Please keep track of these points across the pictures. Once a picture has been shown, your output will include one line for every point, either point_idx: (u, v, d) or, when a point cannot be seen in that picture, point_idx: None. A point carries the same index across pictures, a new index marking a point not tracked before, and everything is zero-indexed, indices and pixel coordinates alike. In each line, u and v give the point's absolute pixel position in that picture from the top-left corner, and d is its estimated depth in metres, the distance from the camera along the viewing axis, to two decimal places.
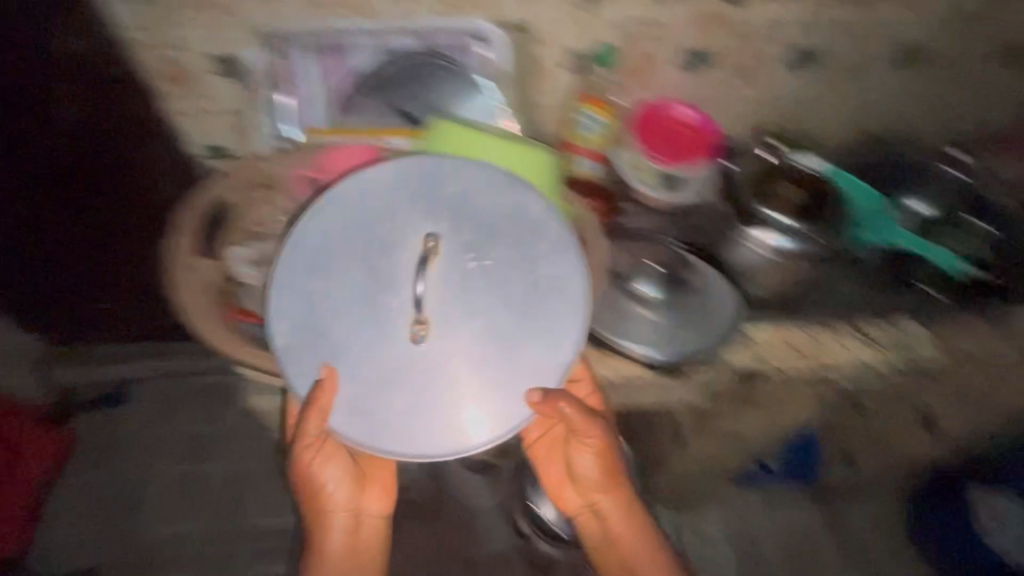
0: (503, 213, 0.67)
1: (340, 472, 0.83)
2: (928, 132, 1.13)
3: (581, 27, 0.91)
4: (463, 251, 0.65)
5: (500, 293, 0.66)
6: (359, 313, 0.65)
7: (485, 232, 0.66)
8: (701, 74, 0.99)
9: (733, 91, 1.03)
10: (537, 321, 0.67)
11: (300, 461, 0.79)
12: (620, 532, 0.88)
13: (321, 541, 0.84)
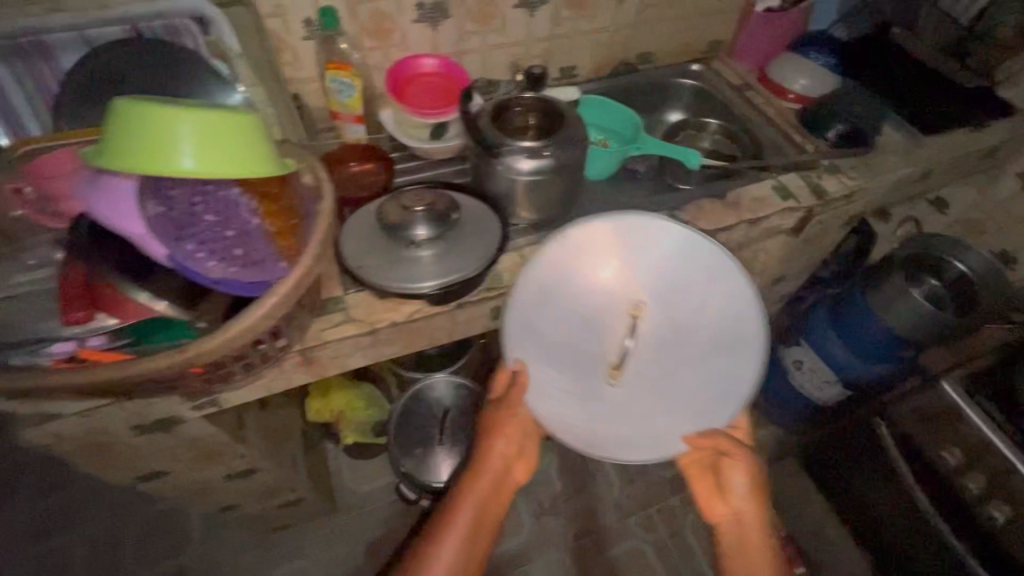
0: (685, 261, 0.78)
1: (505, 458, 0.89)
2: (658, 45, 1.31)
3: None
4: (668, 279, 0.80)
5: (701, 347, 0.79)
6: (581, 334, 0.82)
7: (712, 289, 0.78)
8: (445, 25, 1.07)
9: (481, 37, 1.12)
10: (693, 373, 0.79)
11: (482, 448, 0.90)
12: (755, 545, 0.78)
13: (467, 519, 0.84)
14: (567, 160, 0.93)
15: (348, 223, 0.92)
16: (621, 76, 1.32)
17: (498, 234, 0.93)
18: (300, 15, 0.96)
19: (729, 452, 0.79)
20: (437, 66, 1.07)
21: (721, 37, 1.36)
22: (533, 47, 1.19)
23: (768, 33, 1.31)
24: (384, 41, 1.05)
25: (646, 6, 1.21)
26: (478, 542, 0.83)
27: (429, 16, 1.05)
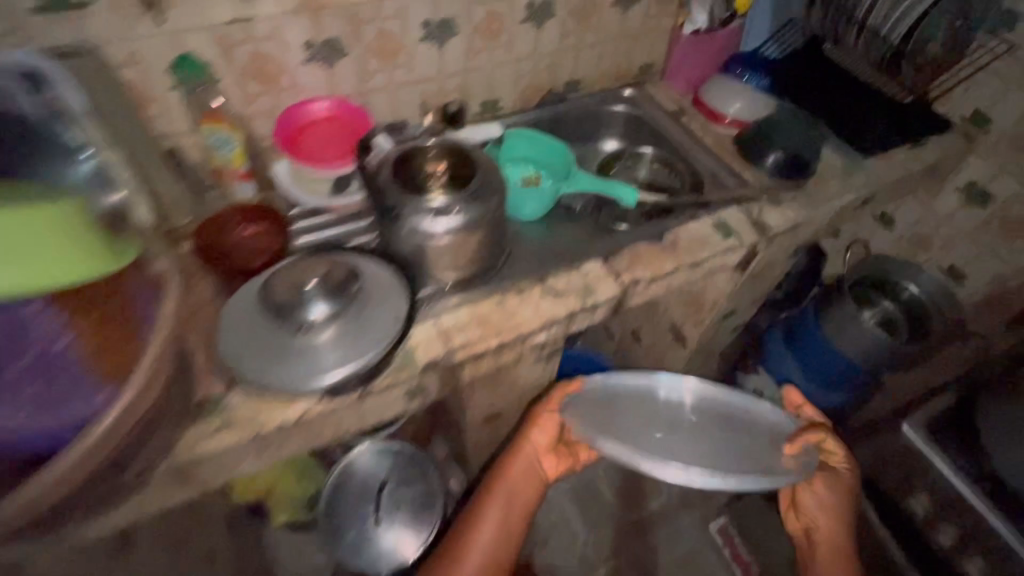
0: (721, 426, 0.89)
1: (520, 470, 0.95)
2: (587, 73, 1.23)
3: (171, 44, 0.82)
4: (694, 431, 0.87)
5: (731, 455, 0.84)
6: (598, 418, 0.88)
7: (728, 436, 0.87)
8: (340, 66, 0.96)
9: (384, 78, 1.02)
10: (750, 474, 0.79)
11: (504, 465, 0.96)
12: (831, 545, 0.90)
13: (499, 511, 0.92)
14: (481, 215, 0.82)
15: (230, 307, 0.79)
16: (549, 107, 1.23)
17: (405, 302, 0.82)
18: (163, 62, 0.83)
19: (813, 481, 0.93)
20: (336, 111, 0.97)
21: (652, 61, 1.29)
22: (448, 83, 1.08)
23: (699, 55, 1.23)
24: (271, 87, 0.93)
25: (569, 33, 1.13)
26: (511, 533, 0.92)
27: (321, 56, 0.93)
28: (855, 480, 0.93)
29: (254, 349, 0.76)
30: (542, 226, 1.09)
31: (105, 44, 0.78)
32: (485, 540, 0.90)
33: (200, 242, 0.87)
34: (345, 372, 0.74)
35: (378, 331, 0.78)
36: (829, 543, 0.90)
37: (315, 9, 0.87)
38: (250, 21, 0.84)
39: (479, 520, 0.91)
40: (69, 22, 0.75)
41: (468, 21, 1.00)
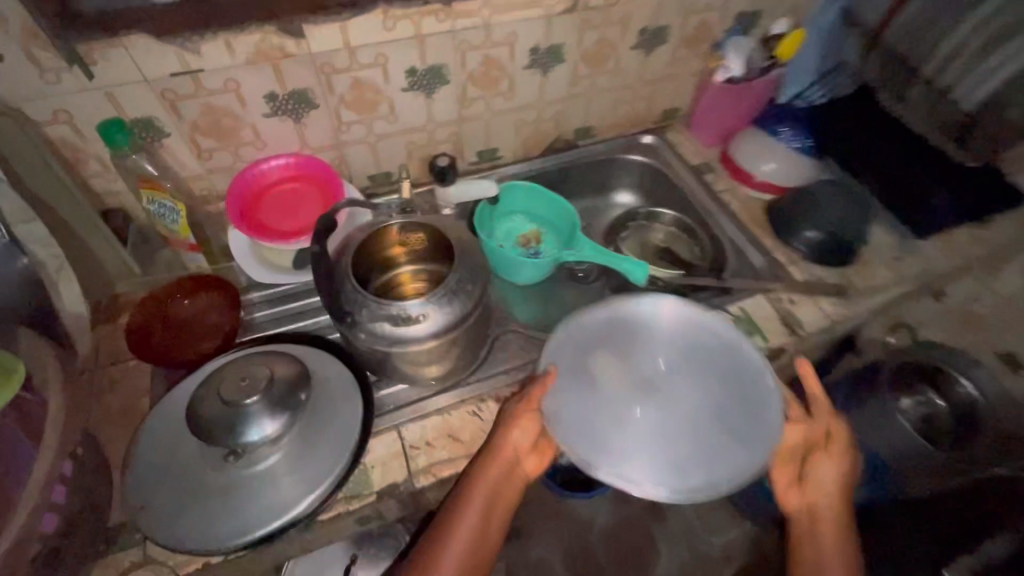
0: (706, 364, 0.73)
1: (508, 470, 0.68)
2: (600, 118, 1.08)
3: (106, 103, 0.70)
4: (684, 363, 0.74)
5: (707, 400, 0.70)
6: (585, 399, 0.69)
7: (709, 367, 0.73)
8: (311, 120, 0.84)
9: (364, 130, 0.89)
10: (734, 451, 0.65)
11: (480, 462, 0.68)
12: (826, 518, 0.69)
13: (480, 512, 0.67)
14: (452, 327, 0.71)
15: (155, 420, 0.68)
16: (555, 158, 1.09)
17: (361, 421, 0.71)
18: (98, 119, 0.71)
19: (828, 443, 0.70)
20: (317, 177, 0.84)
21: (677, 104, 1.13)
22: (438, 132, 0.95)
23: (732, 104, 1.06)
24: (230, 143, 0.81)
25: (580, 77, 0.98)
26: (487, 539, 0.68)
27: (286, 109, 0.80)
28: (858, 464, 0.70)
29: (172, 472, 0.64)
30: (534, 297, 0.98)
31: (27, 106, 0.67)
32: (460, 560, 0.66)
33: (137, 320, 0.77)
34: (275, 516, 0.64)
35: (324, 464, 0.67)
36: (811, 537, 0.69)
37: (277, 58, 0.74)
38: (199, 74, 0.72)
39: (455, 528, 0.66)
40: None
41: (460, 68, 0.86)
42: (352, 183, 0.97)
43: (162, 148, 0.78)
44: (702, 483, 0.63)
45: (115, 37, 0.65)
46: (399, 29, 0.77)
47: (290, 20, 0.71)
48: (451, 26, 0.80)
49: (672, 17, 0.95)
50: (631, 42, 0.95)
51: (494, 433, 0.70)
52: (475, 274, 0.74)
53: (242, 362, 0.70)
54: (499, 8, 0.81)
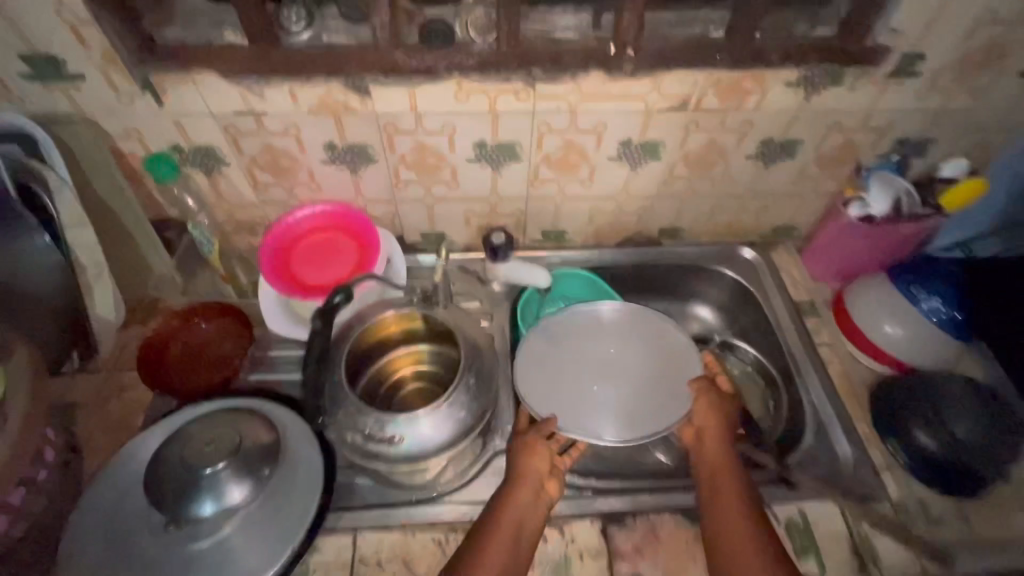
0: (650, 345, 0.83)
1: (530, 496, 0.66)
2: (693, 222, 0.93)
3: (174, 130, 0.71)
4: (631, 343, 0.83)
5: (647, 373, 0.80)
6: (549, 381, 0.79)
7: (651, 344, 0.83)
8: (368, 172, 0.79)
9: (422, 191, 0.83)
10: (669, 410, 0.76)
11: (502, 496, 0.66)
12: (719, 466, 0.69)
13: (507, 537, 0.62)
14: (444, 444, 0.63)
15: (117, 461, 0.65)
16: (631, 253, 0.96)
17: (308, 520, 0.65)
18: (165, 141, 0.72)
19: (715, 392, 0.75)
20: (359, 228, 0.79)
21: (793, 222, 0.94)
22: (501, 205, 0.87)
23: (862, 244, 0.85)
24: (287, 181, 0.80)
25: (677, 178, 0.84)
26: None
27: (344, 159, 0.77)
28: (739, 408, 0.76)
29: (111, 529, 0.60)
30: None
31: (104, 122, 0.69)
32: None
33: (149, 339, 0.78)
34: None
35: (271, 550, 0.62)
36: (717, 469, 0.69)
37: (339, 112, 0.70)
38: (261, 116, 0.70)
39: (484, 554, 0.61)
40: (67, 101, 0.66)
41: (535, 149, 0.77)
42: (404, 237, 0.92)
43: (221, 175, 0.78)
44: (643, 435, 0.73)
45: (185, 71, 0.64)
46: (472, 102, 0.70)
47: (357, 78, 0.66)
48: (531, 106, 0.71)
49: (808, 131, 0.77)
50: (748, 150, 0.80)
51: (512, 470, 0.69)
52: (475, 396, 0.65)
53: (216, 419, 0.66)
54: (589, 96, 0.70)
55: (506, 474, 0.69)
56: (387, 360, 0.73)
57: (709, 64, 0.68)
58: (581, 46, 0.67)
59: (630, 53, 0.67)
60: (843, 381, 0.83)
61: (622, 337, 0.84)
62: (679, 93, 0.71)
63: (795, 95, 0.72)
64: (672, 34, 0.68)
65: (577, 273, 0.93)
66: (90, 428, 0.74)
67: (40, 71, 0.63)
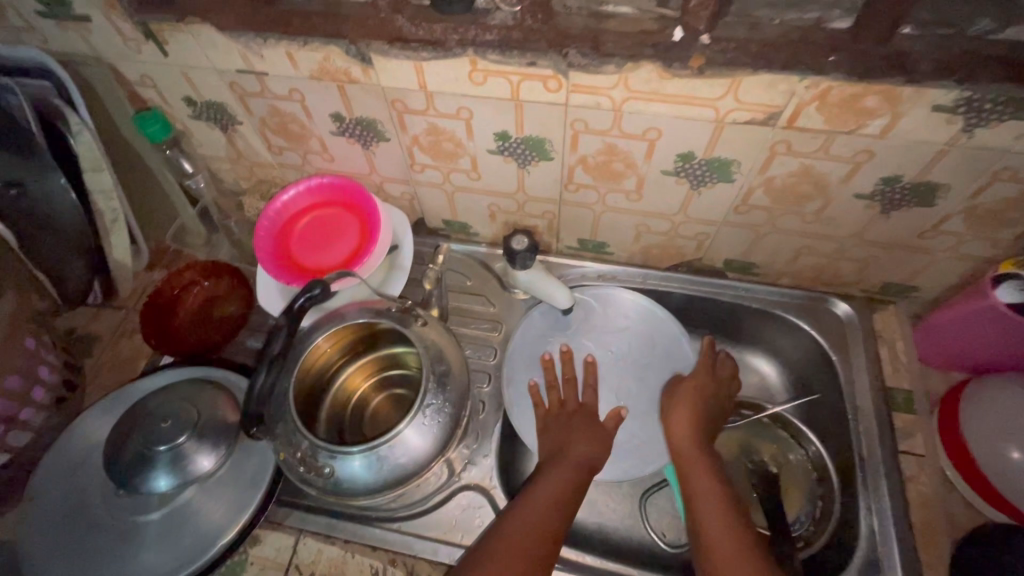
0: (652, 358, 0.76)
1: (588, 453, 0.66)
2: (770, 260, 0.74)
3: (183, 83, 0.66)
4: (633, 352, 0.76)
5: (644, 389, 0.75)
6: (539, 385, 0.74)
7: (655, 356, 0.76)
8: (380, 150, 0.70)
9: (439, 178, 0.73)
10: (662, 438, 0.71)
11: (564, 445, 0.66)
12: (690, 468, 0.65)
13: (569, 480, 0.62)
14: (389, 472, 0.56)
15: (99, 409, 0.68)
16: (685, 283, 0.79)
17: (239, 524, 0.62)
18: (177, 92, 0.68)
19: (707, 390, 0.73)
20: (363, 209, 0.72)
21: (910, 283, 0.71)
22: (530, 205, 0.74)
23: (1010, 337, 0.61)
24: (299, 147, 0.73)
25: (752, 207, 0.65)
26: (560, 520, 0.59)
27: (353, 133, 0.68)
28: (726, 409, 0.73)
29: (79, 476, 0.64)
30: None
31: (117, 67, 0.66)
32: (535, 526, 0.58)
33: (154, 292, 0.78)
34: None
35: (205, 540, 0.61)
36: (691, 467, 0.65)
37: (342, 81, 0.61)
38: (263, 77, 0.63)
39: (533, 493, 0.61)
40: (83, 43, 0.64)
41: (567, 148, 0.62)
42: (425, 221, 0.83)
43: (236, 133, 0.73)
44: (632, 465, 0.69)
45: (181, 22, 0.58)
46: (490, 86, 0.56)
47: (358, 45, 0.56)
48: (563, 98, 0.56)
49: (959, 175, 0.54)
50: (861, 188, 0.58)
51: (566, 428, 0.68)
52: (434, 432, 0.57)
53: (178, 394, 0.65)
54: (640, 94, 0.53)
55: (552, 434, 0.68)
56: (342, 382, 0.67)
57: (815, 68, 0.48)
58: (633, 27, 0.51)
59: (702, 42, 0.49)
60: (925, 508, 0.63)
61: (624, 345, 0.77)
62: (765, 103, 0.51)
63: (946, 124, 0.49)
64: (768, 21, 0.49)
65: (600, 296, 0.77)
66: (97, 366, 0.77)
67: (52, 10, 0.60)
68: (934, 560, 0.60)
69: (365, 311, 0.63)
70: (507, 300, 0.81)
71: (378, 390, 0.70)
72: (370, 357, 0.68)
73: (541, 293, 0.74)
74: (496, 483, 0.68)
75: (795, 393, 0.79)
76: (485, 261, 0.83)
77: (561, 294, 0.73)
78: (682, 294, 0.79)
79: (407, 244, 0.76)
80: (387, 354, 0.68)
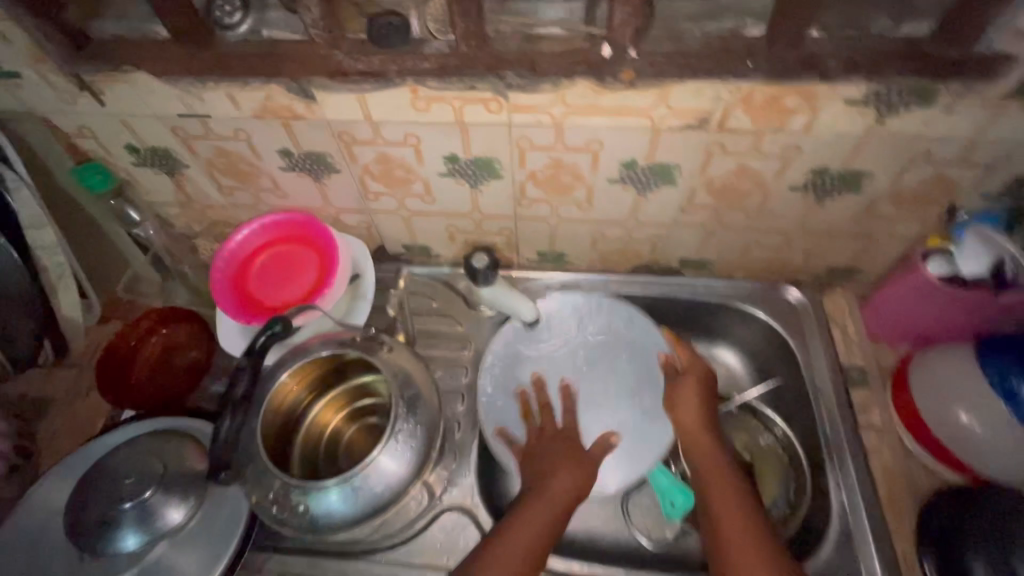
0: (623, 354, 0.77)
1: (573, 479, 0.65)
2: (721, 256, 0.77)
3: (122, 130, 0.65)
4: (603, 345, 0.77)
5: (621, 385, 0.75)
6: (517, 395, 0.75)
7: (626, 349, 0.77)
8: (332, 182, 0.71)
9: (394, 204, 0.73)
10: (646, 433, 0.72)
11: (550, 462, 0.67)
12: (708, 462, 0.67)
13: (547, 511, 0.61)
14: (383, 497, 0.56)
15: (55, 475, 0.65)
16: (644, 284, 0.81)
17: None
18: (118, 140, 0.67)
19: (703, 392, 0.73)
20: (321, 241, 0.72)
21: (853, 264, 0.75)
22: (486, 223, 0.75)
23: (945, 307, 0.66)
24: (250, 186, 0.73)
25: (697, 207, 0.67)
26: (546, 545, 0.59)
27: (304, 167, 0.68)
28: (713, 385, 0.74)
29: (39, 547, 0.61)
30: None
31: (50, 119, 0.65)
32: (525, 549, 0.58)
33: (111, 343, 0.77)
34: None
35: None
36: (703, 453, 0.68)
37: (286, 118, 0.61)
38: (206, 119, 0.62)
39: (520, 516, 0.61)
40: (13, 98, 0.62)
41: (515, 164, 0.64)
42: (385, 248, 0.83)
43: (183, 176, 0.72)
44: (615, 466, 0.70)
45: (115, 70, 0.57)
46: (434, 112, 0.58)
47: (300, 81, 0.56)
48: (506, 118, 0.58)
49: (880, 161, 0.58)
50: (794, 181, 0.62)
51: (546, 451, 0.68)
52: (414, 454, 0.58)
53: (141, 448, 0.63)
54: (578, 109, 0.56)
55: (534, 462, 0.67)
56: (313, 419, 0.66)
57: (736, 74, 0.51)
58: (565, 47, 0.53)
59: (631, 56, 0.51)
60: (886, 478, 0.66)
61: (592, 336, 0.78)
62: (696, 109, 0.54)
63: (861, 116, 0.53)
64: (690, 32, 0.52)
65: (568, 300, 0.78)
66: (54, 428, 0.74)
67: None
68: (900, 528, 0.64)
69: (331, 342, 0.63)
70: (475, 318, 0.82)
71: (350, 423, 0.69)
72: (340, 390, 0.67)
73: (507, 308, 0.74)
74: (478, 500, 0.68)
75: (760, 381, 0.81)
76: (450, 281, 0.84)
77: (524, 306, 0.74)
78: (643, 296, 0.81)
79: (369, 271, 0.75)
80: (356, 384, 0.67)
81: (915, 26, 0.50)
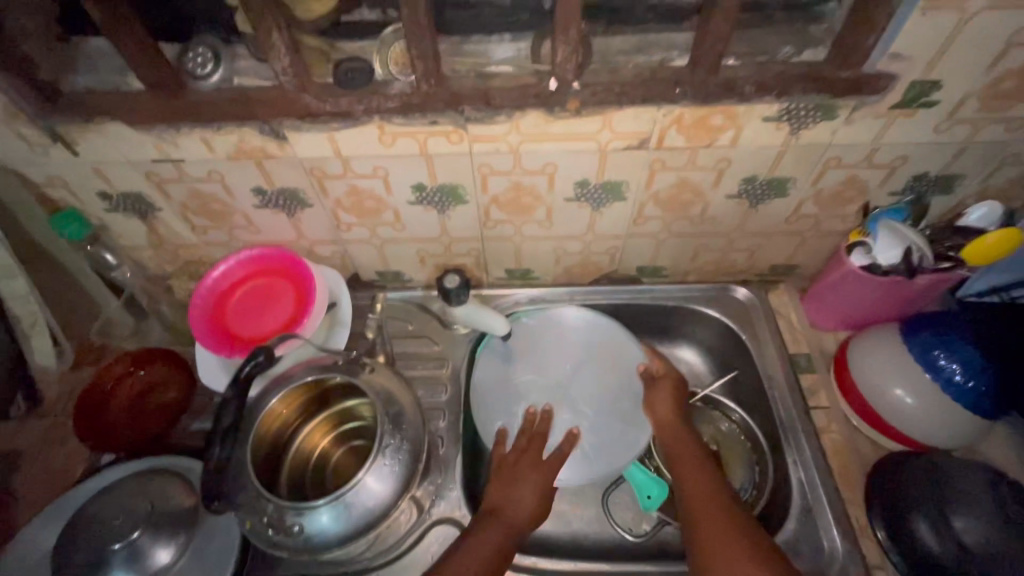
0: (603, 364, 0.82)
1: (531, 500, 0.67)
2: (674, 262, 0.83)
3: (95, 178, 0.67)
4: (584, 354, 0.83)
5: (601, 393, 0.81)
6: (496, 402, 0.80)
7: (607, 361, 0.82)
8: (305, 215, 0.74)
9: (366, 233, 0.77)
10: (624, 435, 0.77)
11: (513, 484, 0.68)
12: (682, 456, 0.71)
13: (500, 537, 0.62)
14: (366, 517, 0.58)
15: (37, 526, 0.65)
16: (607, 293, 0.86)
17: None
18: (90, 187, 0.69)
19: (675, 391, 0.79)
20: (296, 274, 0.74)
21: (791, 262, 0.83)
22: (455, 246, 0.80)
23: (872, 294, 0.73)
24: (224, 224, 0.75)
25: (647, 219, 0.74)
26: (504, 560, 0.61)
27: (277, 204, 0.72)
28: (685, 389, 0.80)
29: None
30: None
31: (20, 171, 0.66)
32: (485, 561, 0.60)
33: (85, 392, 0.76)
34: None
35: None
36: (678, 448, 0.72)
37: (259, 157, 0.65)
38: (180, 163, 0.65)
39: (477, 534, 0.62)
40: None
41: (478, 189, 0.69)
42: (359, 276, 0.87)
43: (156, 219, 0.74)
44: (594, 468, 0.74)
45: (90, 121, 0.60)
46: (400, 145, 0.63)
47: (272, 123, 0.60)
48: (467, 147, 0.63)
49: (800, 168, 0.66)
50: (729, 190, 0.69)
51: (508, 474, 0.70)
52: (399, 471, 0.60)
53: (127, 489, 0.64)
54: (531, 136, 0.61)
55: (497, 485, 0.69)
56: (302, 442, 0.68)
57: (667, 100, 0.58)
58: (516, 82, 0.59)
59: (575, 88, 0.57)
60: (837, 452, 0.73)
61: (574, 346, 0.83)
62: (636, 131, 0.61)
63: (778, 130, 0.61)
64: (625, 65, 0.59)
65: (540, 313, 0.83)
66: (29, 479, 0.73)
67: None
68: (853, 497, 0.70)
69: (312, 368, 0.65)
70: (450, 336, 0.85)
71: (338, 445, 0.71)
72: (326, 414, 0.69)
73: (480, 324, 0.78)
74: (464, 510, 0.71)
75: (720, 375, 0.88)
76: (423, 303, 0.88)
77: (497, 321, 0.78)
78: (607, 304, 0.87)
79: (345, 299, 0.78)
80: (339, 409, 0.69)
81: (814, 52, 0.59)
